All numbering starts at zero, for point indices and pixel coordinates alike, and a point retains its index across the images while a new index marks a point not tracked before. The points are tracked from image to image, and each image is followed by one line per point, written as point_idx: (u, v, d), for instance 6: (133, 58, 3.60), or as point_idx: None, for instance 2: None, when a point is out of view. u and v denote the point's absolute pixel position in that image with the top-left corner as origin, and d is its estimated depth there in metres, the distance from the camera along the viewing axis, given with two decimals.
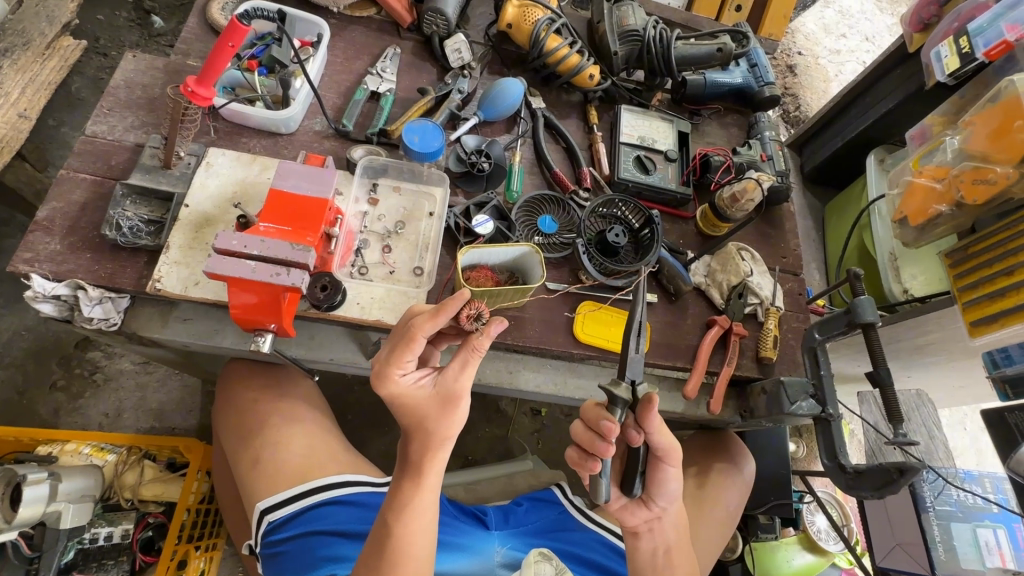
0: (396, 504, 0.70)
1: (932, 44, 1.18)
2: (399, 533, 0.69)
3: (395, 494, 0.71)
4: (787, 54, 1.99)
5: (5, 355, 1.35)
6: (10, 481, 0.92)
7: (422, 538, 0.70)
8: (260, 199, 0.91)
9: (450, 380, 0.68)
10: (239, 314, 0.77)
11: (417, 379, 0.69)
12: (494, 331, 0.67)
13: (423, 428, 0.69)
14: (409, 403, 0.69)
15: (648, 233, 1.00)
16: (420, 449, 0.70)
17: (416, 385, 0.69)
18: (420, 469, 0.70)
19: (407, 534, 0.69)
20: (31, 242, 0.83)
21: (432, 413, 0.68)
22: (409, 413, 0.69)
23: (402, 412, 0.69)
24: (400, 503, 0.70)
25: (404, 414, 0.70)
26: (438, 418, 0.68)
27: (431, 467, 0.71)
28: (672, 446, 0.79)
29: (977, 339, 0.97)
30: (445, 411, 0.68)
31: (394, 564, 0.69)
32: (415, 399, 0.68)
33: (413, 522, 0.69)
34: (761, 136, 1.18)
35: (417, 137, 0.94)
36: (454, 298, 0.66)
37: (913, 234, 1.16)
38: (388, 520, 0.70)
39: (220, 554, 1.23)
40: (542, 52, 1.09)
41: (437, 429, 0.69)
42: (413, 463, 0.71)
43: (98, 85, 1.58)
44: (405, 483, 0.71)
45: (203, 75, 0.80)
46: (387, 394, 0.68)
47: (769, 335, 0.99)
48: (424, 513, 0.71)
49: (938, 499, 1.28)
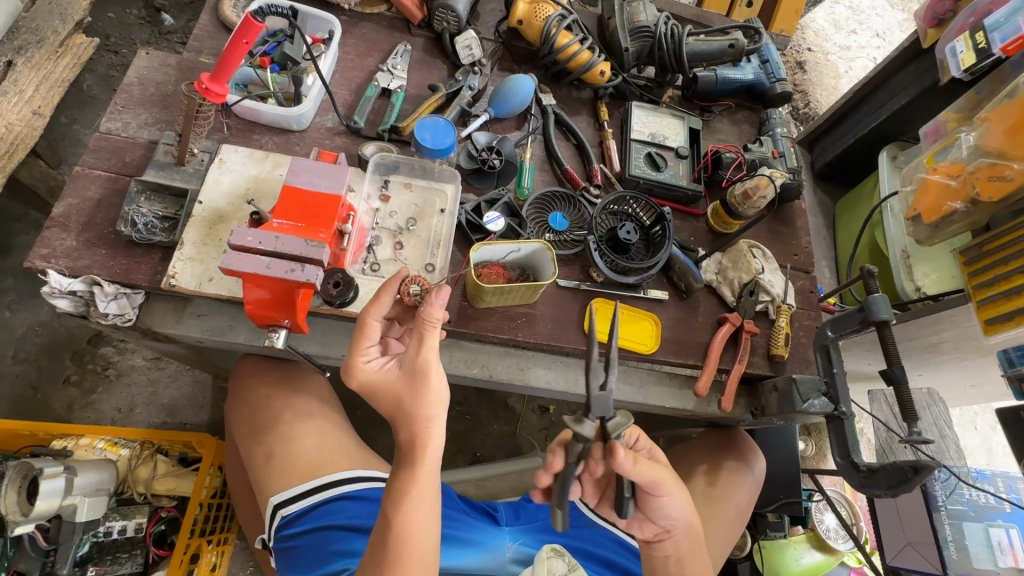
0: (395, 494, 0.70)
1: (947, 39, 1.17)
2: (399, 523, 0.69)
3: (394, 484, 0.71)
4: (798, 50, 1.98)
5: (19, 350, 1.36)
6: (28, 475, 0.96)
7: (424, 529, 0.70)
8: (273, 196, 0.91)
9: (410, 358, 0.72)
10: (253, 310, 0.78)
11: (382, 364, 0.74)
12: (439, 298, 0.67)
13: (402, 410, 0.72)
14: (381, 389, 0.73)
15: (659, 229, 1.00)
16: (405, 434, 0.73)
17: (383, 369, 0.74)
18: (413, 455, 0.72)
19: (409, 524, 0.69)
20: (48, 238, 0.83)
21: (404, 394, 0.71)
22: (386, 397, 0.73)
23: (377, 399, 0.74)
24: (399, 494, 0.70)
25: (381, 402, 0.74)
26: (411, 396, 0.71)
27: (425, 454, 0.71)
28: (659, 477, 0.74)
29: (992, 337, 0.97)
30: (416, 389, 0.71)
31: (398, 555, 0.68)
32: (382, 380, 0.73)
33: (411, 512, 0.69)
34: (772, 133, 1.18)
35: (429, 134, 0.94)
36: (390, 278, 0.74)
37: (925, 231, 1.16)
38: (389, 511, 0.70)
39: (231, 548, 1.24)
40: (553, 49, 1.09)
41: (413, 410, 0.71)
42: (405, 450, 0.72)
43: (109, 83, 1.59)
44: (401, 472, 0.71)
45: (217, 72, 0.80)
46: (358, 384, 0.74)
47: (781, 333, 0.99)
48: (422, 504, 0.70)
49: (950, 499, 1.28)
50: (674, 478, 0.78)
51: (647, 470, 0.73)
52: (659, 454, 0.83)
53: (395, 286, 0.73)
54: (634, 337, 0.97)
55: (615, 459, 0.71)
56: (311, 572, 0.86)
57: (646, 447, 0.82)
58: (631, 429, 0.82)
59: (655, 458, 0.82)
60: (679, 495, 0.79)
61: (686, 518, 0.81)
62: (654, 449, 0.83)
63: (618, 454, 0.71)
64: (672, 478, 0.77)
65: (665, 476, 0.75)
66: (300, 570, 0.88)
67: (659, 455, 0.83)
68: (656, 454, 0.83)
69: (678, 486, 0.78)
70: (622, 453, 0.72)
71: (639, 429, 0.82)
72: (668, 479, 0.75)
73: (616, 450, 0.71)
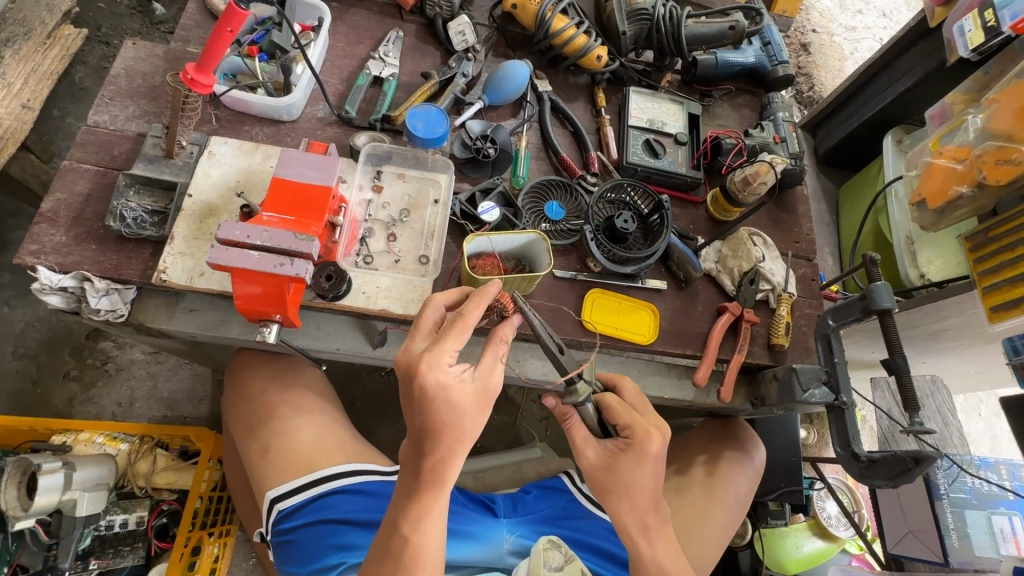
0: (413, 515, 0.68)
1: (955, 18, 1.14)
2: (417, 541, 0.68)
3: (411, 505, 0.69)
4: (802, 32, 1.93)
5: (19, 346, 1.36)
6: (27, 471, 0.95)
7: (437, 543, 0.70)
8: (263, 188, 0.90)
9: (488, 375, 0.69)
10: (244, 305, 0.76)
11: (459, 374, 0.67)
12: (513, 323, 0.75)
13: (455, 426, 0.66)
14: (448, 399, 0.65)
15: (657, 218, 0.98)
16: (443, 455, 0.67)
17: (460, 379, 0.67)
18: (442, 476, 0.68)
19: (425, 543, 0.69)
20: (37, 234, 0.82)
21: (468, 411, 0.67)
22: (447, 411, 0.66)
23: (434, 410, 0.66)
24: (418, 514, 0.68)
25: (434, 414, 0.66)
26: (477, 416, 0.68)
27: (450, 474, 0.69)
28: (579, 449, 0.80)
29: (996, 325, 0.95)
30: (481, 409, 0.68)
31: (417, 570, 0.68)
32: (458, 391, 0.66)
33: (429, 529, 0.69)
34: (774, 117, 1.15)
35: (421, 123, 0.92)
36: (491, 284, 0.72)
37: (931, 216, 1.12)
38: (405, 530, 0.68)
39: (233, 540, 1.25)
40: (548, 33, 1.06)
41: (470, 428, 0.68)
42: (434, 469, 0.68)
43: (102, 75, 1.57)
44: (425, 494, 0.68)
45: (203, 63, 0.78)
46: (431, 383, 0.65)
47: (780, 322, 0.97)
48: (437, 522, 0.70)
49: (952, 487, 1.24)
50: (603, 464, 0.78)
51: (578, 441, 0.80)
52: (637, 455, 0.76)
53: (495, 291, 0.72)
54: (632, 328, 0.95)
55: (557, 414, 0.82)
56: (311, 566, 0.87)
57: (626, 445, 0.76)
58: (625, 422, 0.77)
59: (624, 455, 0.77)
60: (608, 488, 0.78)
61: (627, 519, 0.78)
62: (636, 449, 0.76)
63: (569, 415, 0.80)
64: (598, 459, 0.78)
65: (586, 452, 0.79)
66: (300, 563, 0.88)
67: (632, 457, 0.76)
68: (631, 453, 0.76)
69: (611, 480, 0.77)
70: (571, 418, 0.80)
71: (640, 430, 0.76)
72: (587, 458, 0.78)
73: (568, 411, 0.80)
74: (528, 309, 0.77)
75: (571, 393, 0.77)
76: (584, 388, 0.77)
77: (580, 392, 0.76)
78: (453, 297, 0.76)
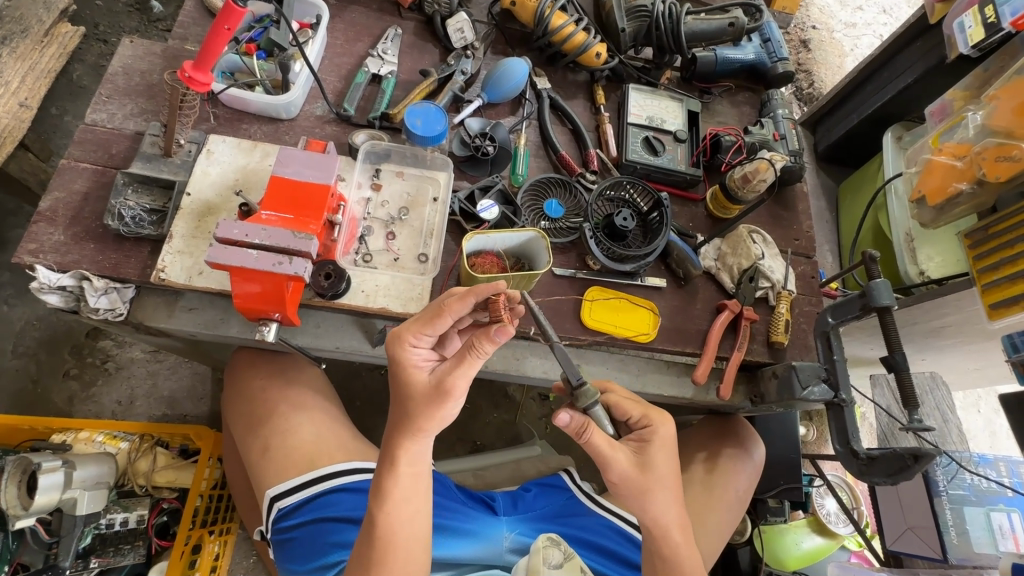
0: (375, 495, 0.69)
1: (955, 14, 1.13)
2: (376, 521, 0.69)
3: (375, 482, 0.71)
4: (802, 28, 1.93)
5: (19, 345, 1.36)
6: (27, 469, 0.95)
7: (396, 532, 0.70)
8: (262, 186, 0.89)
9: (447, 372, 0.66)
10: (243, 303, 0.76)
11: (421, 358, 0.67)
12: (496, 337, 0.62)
13: (409, 407, 0.67)
14: (405, 378, 0.68)
15: (656, 216, 0.98)
16: (400, 437, 0.69)
17: (417, 361, 0.68)
18: (397, 460, 0.69)
19: (383, 525, 0.69)
20: (35, 233, 0.82)
21: (421, 397, 0.67)
22: (404, 389, 0.68)
23: (397, 384, 0.69)
24: (378, 495, 0.69)
25: (398, 389, 0.69)
26: (426, 408, 0.66)
27: (407, 458, 0.69)
28: (608, 459, 0.73)
29: (996, 322, 0.95)
30: (433, 402, 0.66)
31: (383, 553, 0.69)
32: (412, 371, 0.68)
33: (389, 514, 0.69)
34: (773, 115, 1.14)
35: (420, 120, 0.91)
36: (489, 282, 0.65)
37: (930, 214, 1.13)
38: (370, 509, 0.70)
39: (233, 538, 1.25)
40: (547, 30, 1.06)
41: (422, 419, 0.67)
42: (390, 450, 0.69)
43: (100, 73, 1.57)
44: (383, 474, 0.70)
45: (200, 60, 0.77)
46: (391, 359, 0.68)
47: (780, 319, 0.97)
48: (398, 510, 0.69)
49: (951, 484, 1.24)
50: (639, 469, 0.75)
51: (606, 452, 0.73)
52: (663, 446, 0.77)
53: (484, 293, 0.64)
54: (631, 325, 0.95)
55: (573, 432, 0.72)
56: (312, 563, 0.87)
57: (650, 435, 0.78)
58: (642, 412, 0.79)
59: (651, 449, 0.76)
60: (646, 490, 0.75)
61: (670, 515, 0.76)
62: (661, 438, 0.77)
63: (586, 429, 0.72)
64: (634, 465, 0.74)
65: (621, 459, 0.73)
66: (300, 561, 0.88)
67: (661, 448, 0.77)
68: (660, 444, 0.77)
69: (648, 481, 0.75)
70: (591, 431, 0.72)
71: (657, 415, 0.79)
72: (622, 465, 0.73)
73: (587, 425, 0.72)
74: (535, 307, 0.78)
75: (583, 395, 0.76)
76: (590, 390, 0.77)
77: (591, 391, 0.76)
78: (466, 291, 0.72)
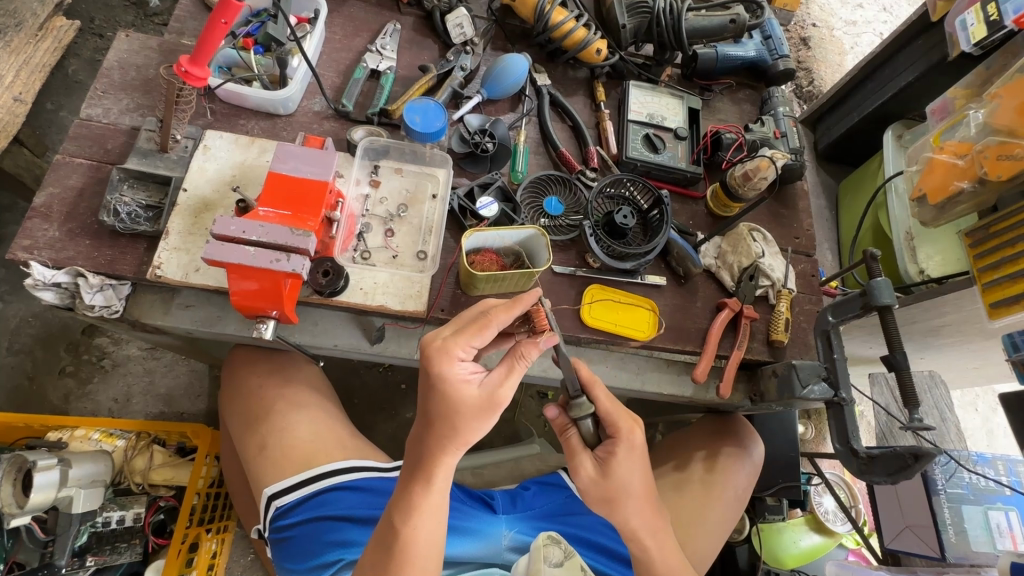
0: (405, 505, 0.68)
1: (957, 12, 1.13)
2: (405, 534, 0.67)
3: (405, 493, 0.69)
4: (802, 26, 1.92)
5: (14, 342, 1.35)
6: (22, 467, 0.94)
7: (425, 544, 0.69)
8: (259, 183, 0.89)
9: (495, 385, 0.66)
10: (240, 300, 0.75)
11: (468, 372, 0.66)
12: (543, 344, 0.67)
13: (450, 422, 0.66)
14: (453, 392, 0.65)
15: (657, 213, 0.97)
16: (438, 449, 0.68)
17: (464, 376, 0.66)
18: (434, 473, 0.68)
19: (412, 537, 0.68)
20: (29, 229, 0.81)
21: (467, 410, 0.65)
22: (446, 402, 0.66)
23: (437, 399, 0.66)
24: (408, 507, 0.68)
25: (438, 403, 0.66)
26: (472, 420, 0.65)
27: (443, 470, 0.69)
28: (573, 467, 0.79)
29: (996, 321, 0.95)
30: (478, 415, 0.66)
31: (400, 565, 0.67)
32: (461, 387, 0.65)
33: (418, 526, 0.68)
34: (774, 112, 1.14)
35: (419, 117, 0.91)
36: (530, 293, 0.69)
37: (931, 212, 1.13)
38: (397, 521, 0.68)
39: (230, 536, 1.25)
40: (548, 26, 1.05)
41: (464, 432, 0.66)
42: (427, 464, 0.68)
43: (95, 67, 1.56)
44: (415, 485, 0.69)
45: (196, 55, 0.76)
46: (436, 374, 0.65)
47: (780, 317, 0.97)
48: (428, 521, 0.68)
49: (950, 482, 1.24)
50: (598, 484, 0.76)
51: (574, 456, 0.78)
52: (627, 461, 0.76)
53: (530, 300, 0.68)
54: (631, 323, 0.95)
55: (556, 426, 0.81)
56: (308, 562, 0.87)
57: (614, 448, 0.76)
58: (607, 420, 0.76)
59: (609, 465, 0.76)
60: (611, 501, 0.77)
61: (632, 525, 0.77)
62: (617, 453, 0.75)
63: (569, 428, 0.80)
64: (591, 480, 0.77)
65: (579, 474, 0.77)
66: (296, 560, 0.88)
67: (619, 464, 0.75)
68: (615, 460, 0.75)
69: (608, 496, 0.76)
70: (570, 430, 0.79)
71: (624, 425, 0.76)
72: (580, 479, 0.77)
73: (569, 424, 0.80)
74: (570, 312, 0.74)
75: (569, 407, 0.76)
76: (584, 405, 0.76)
77: (585, 407, 0.75)
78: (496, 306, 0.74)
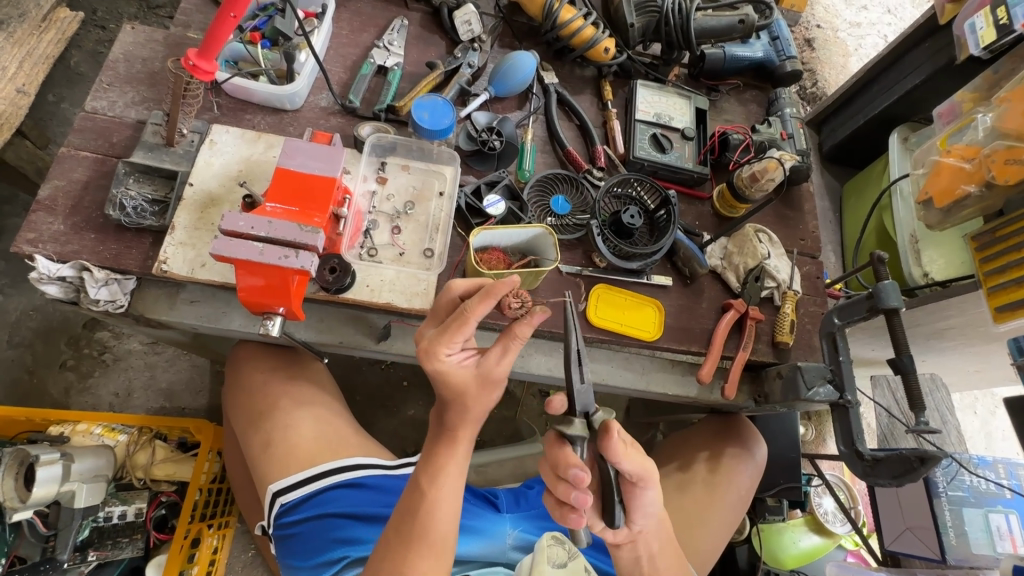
0: (431, 466, 0.67)
1: (966, 15, 1.12)
2: (431, 498, 0.66)
3: (430, 454, 0.68)
4: (807, 27, 1.92)
5: (14, 335, 1.34)
6: (25, 461, 0.93)
7: (449, 513, 0.67)
8: (266, 178, 0.88)
9: (492, 363, 0.64)
10: (247, 297, 0.75)
11: (462, 359, 0.63)
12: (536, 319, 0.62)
13: (463, 399, 0.65)
14: (450, 381, 0.63)
15: (663, 214, 0.97)
16: (458, 415, 0.66)
17: (460, 366, 0.63)
18: (459, 435, 0.68)
19: (438, 503, 0.66)
20: (34, 222, 0.81)
21: (470, 391, 0.64)
22: (445, 387, 0.64)
23: (439, 386, 0.64)
24: (436, 467, 0.67)
25: (440, 388, 0.65)
26: (479, 396, 0.65)
27: (469, 432, 0.68)
28: (630, 498, 0.67)
29: (1001, 325, 0.95)
30: (483, 392, 0.65)
31: (423, 532, 0.66)
32: (457, 378, 0.63)
33: (444, 489, 0.67)
34: (781, 114, 1.14)
35: (427, 113, 0.90)
36: (506, 280, 0.57)
37: (937, 216, 1.13)
38: (422, 483, 0.67)
39: (231, 532, 1.25)
40: (556, 24, 1.05)
41: (475, 406, 0.66)
42: (450, 430, 0.68)
43: (98, 60, 1.55)
44: (442, 448, 0.68)
45: (204, 48, 0.75)
46: (430, 369, 0.62)
47: (786, 319, 0.97)
48: (452, 487, 0.68)
49: (951, 484, 1.24)
50: (655, 477, 0.72)
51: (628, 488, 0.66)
52: None
53: (503, 293, 0.57)
54: (636, 323, 0.95)
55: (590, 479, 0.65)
56: (312, 559, 0.87)
57: None
58: (617, 427, 0.74)
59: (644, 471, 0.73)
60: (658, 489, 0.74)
61: (671, 534, 0.75)
62: (644, 457, 0.75)
63: (603, 467, 0.66)
64: (654, 475, 0.71)
65: (650, 470, 0.70)
66: (301, 557, 0.88)
67: (650, 467, 0.74)
68: None
69: (659, 505, 0.72)
70: (609, 468, 0.66)
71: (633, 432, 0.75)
72: (654, 473, 0.70)
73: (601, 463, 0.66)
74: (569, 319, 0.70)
75: (588, 432, 0.68)
76: (602, 421, 0.69)
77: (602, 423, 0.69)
78: (472, 285, 0.65)
